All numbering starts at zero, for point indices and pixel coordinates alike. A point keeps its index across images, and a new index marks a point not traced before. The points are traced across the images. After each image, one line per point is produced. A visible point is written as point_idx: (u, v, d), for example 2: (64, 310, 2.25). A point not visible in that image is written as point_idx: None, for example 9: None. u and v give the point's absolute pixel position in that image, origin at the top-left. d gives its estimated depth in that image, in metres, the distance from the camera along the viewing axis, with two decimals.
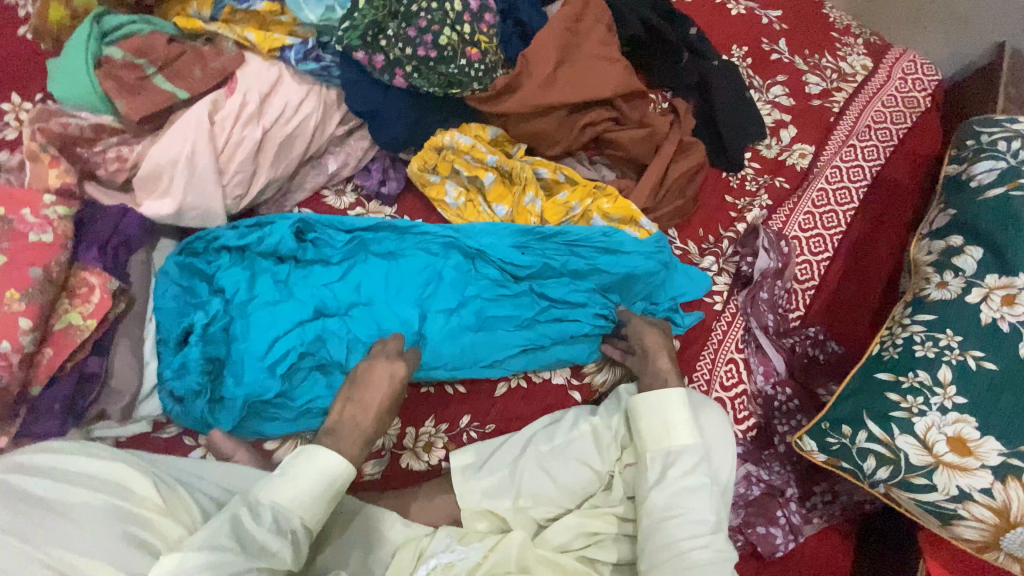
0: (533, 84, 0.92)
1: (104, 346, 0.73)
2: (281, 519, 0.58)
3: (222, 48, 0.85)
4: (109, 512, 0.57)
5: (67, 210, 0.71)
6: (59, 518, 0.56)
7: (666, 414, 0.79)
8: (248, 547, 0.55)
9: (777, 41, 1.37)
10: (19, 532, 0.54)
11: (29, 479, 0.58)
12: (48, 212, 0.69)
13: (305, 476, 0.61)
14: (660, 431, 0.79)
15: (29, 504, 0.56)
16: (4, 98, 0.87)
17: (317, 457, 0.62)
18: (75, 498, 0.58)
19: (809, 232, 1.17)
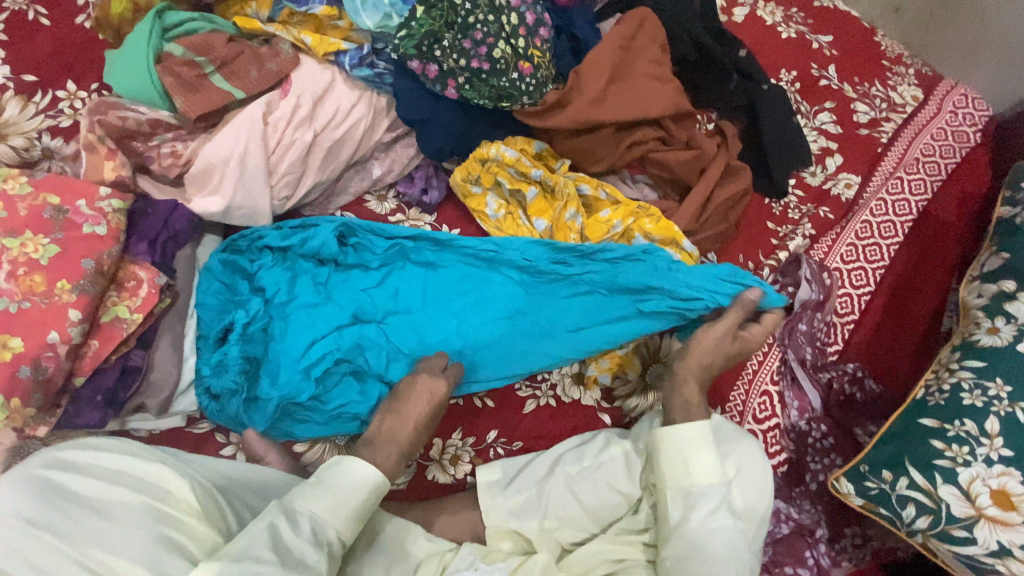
0: (584, 101, 0.91)
1: (148, 340, 0.74)
2: (319, 530, 0.59)
3: (279, 49, 0.86)
4: (143, 512, 0.58)
5: (121, 204, 0.71)
6: (91, 514, 0.56)
7: (689, 453, 0.74)
8: (287, 557, 0.55)
9: (827, 67, 1.35)
10: (52, 526, 0.54)
11: (66, 475, 0.59)
12: (103, 206, 0.69)
13: (340, 486, 0.62)
14: (680, 470, 0.74)
15: (64, 499, 0.57)
16: (60, 86, 0.88)
17: (351, 467, 0.63)
18: (107, 494, 0.58)
19: (851, 264, 1.14)
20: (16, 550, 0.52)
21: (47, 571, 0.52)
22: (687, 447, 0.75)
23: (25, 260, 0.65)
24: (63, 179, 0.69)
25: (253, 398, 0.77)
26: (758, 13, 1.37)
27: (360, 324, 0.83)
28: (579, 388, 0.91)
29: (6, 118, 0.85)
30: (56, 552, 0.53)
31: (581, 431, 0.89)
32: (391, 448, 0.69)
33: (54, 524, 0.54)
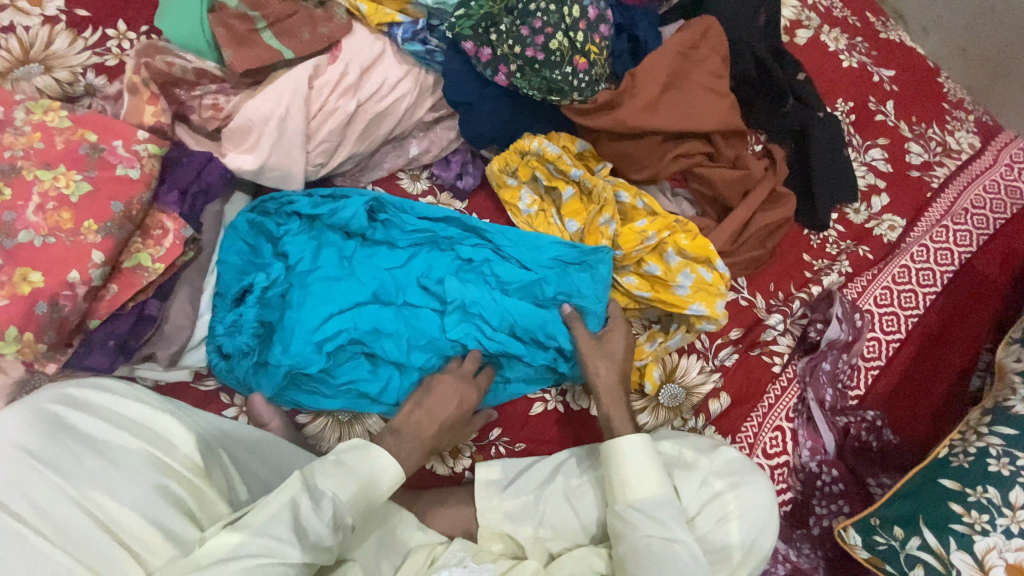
0: (635, 105, 0.88)
1: (166, 290, 0.73)
2: (338, 514, 0.58)
3: (333, 14, 0.83)
4: (148, 462, 0.58)
5: (157, 150, 0.69)
6: (98, 458, 0.56)
7: (619, 469, 0.71)
8: (304, 537, 0.55)
9: (885, 102, 1.30)
10: (58, 465, 0.54)
11: (77, 415, 0.58)
12: (139, 149, 0.68)
13: (359, 473, 0.62)
14: (628, 479, 0.70)
15: (74, 439, 0.57)
16: (109, 24, 0.87)
17: (373, 458, 0.63)
18: (117, 441, 0.58)
19: (884, 308, 1.11)
20: (18, 482, 0.52)
21: (45, 509, 0.52)
22: (620, 463, 0.72)
23: (55, 195, 0.64)
24: (102, 118, 0.68)
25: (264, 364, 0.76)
26: (822, 38, 1.33)
27: (378, 303, 0.82)
28: (588, 398, 0.89)
29: (53, 50, 0.84)
30: (58, 490, 0.53)
31: (586, 441, 0.87)
32: (415, 443, 0.70)
33: (58, 462, 0.54)
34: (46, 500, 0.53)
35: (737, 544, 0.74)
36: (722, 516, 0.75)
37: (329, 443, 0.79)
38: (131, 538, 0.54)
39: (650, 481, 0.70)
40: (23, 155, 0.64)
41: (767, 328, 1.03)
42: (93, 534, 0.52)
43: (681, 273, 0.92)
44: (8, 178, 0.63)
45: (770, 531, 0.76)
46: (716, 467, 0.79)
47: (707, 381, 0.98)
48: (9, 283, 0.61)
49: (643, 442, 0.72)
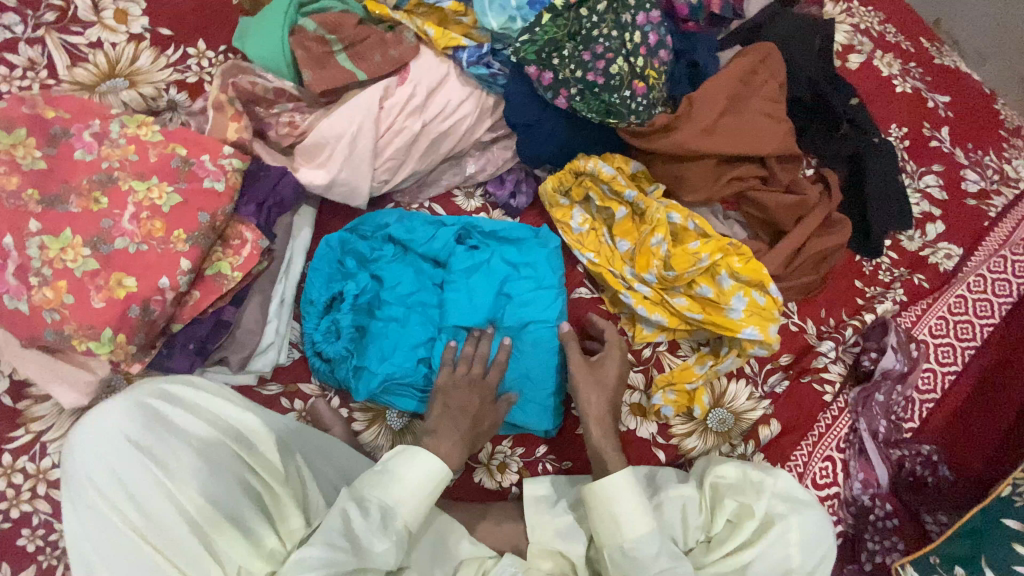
0: (692, 129, 0.89)
1: (240, 297, 0.77)
2: (387, 521, 0.61)
3: (403, 37, 0.87)
4: (231, 461, 0.61)
5: (240, 164, 0.72)
6: (190, 453, 0.59)
7: (614, 506, 0.72)
8: (358, 544, 0.58)
9: (940, 128, 1.28)
10: (155, 457, 0.57)
11: (173, 409, 0.61)
12: (224, 163, 0.71)
13: (409, 477, 0.64)
14: (610, 516, 0.72)
15: (169, 433, 0.59)
16: (191, 43, 0.93)
17: (419, 461, 0.65)
18: (207, 438, 0.61)
19: (939, 339, 1.08)
20: (120, 469, 0.56)
21: (139, 498, 0.55)
22: (609, 502, 0.73)
23: (148, 205, 0.68)
24: (190, 133, 0.72)
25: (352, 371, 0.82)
26: (875, 63, 1.32)
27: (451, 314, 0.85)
28: (636, 418, 0.94)
29: (139, 67, 0.90)
30: (151, 482, 0.56)
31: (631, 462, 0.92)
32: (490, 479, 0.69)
33: (155, 454, 0.57)
34: (140, 490, 0.56)
35: (799, 572, 0.71)
36: (783, 542, 0.72)
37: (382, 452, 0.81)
38: (211, 535, 0.57)
39: (641, 518, 0.71)
40: (120, 166, 0.68)
41: (817, 355, 1.02)
42: (181, 528, 0.56)
43: (735, 296, 0.92)
44: (105, 188, 0.67)
45: (830, 557, 0.73)
46: (780, 490, 0.77)
47: (756, 409, 0.97)
48: (106, 287, 0.64)
49: (626, 477, 0.74)
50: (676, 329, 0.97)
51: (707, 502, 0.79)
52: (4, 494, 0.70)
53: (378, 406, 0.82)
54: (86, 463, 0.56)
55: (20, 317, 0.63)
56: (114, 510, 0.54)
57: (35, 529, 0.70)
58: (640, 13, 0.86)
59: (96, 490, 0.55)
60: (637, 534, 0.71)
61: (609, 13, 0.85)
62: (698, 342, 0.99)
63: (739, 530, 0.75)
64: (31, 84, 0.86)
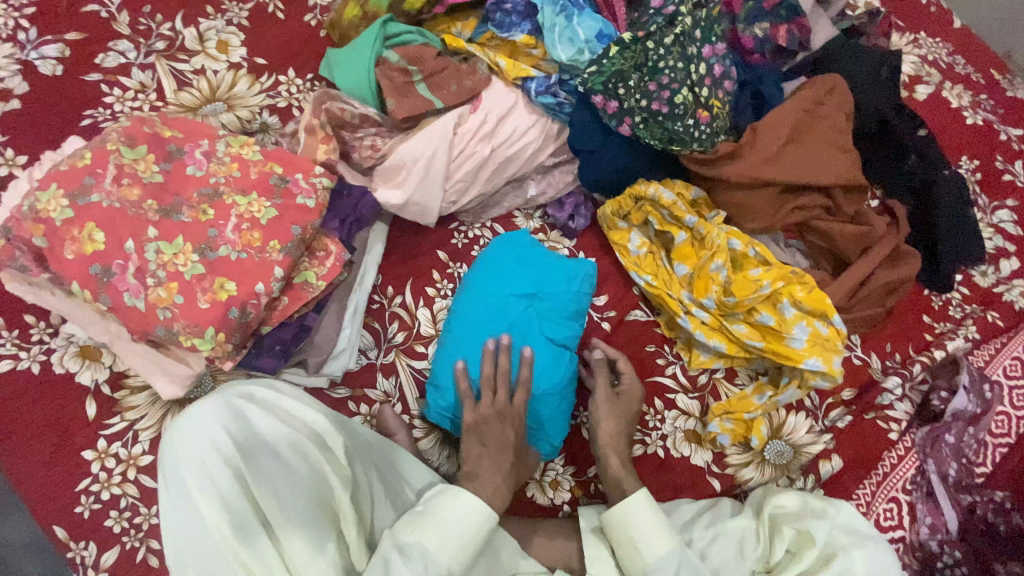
0: (756, 158, 0.90)
1: (321, 304, 0.83)
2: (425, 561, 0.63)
3: (476, 68, 0.93)
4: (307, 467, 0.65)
5: (328, 182, 0.79)
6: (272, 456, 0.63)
7: (629, 534, 0.74)
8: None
9: (1013, 162, 1.24)
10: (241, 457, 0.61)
11: (256, 410, 0.64)
12: (315, 181, 0.78)
13: (447, 521, 0.66)
14: (635, 546, 0.73)
15: (252, 434, 0.63)
16: (282, 72, 1.02)
17: (454, 504, 0.67)
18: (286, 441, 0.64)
19: (1014, 380, 1.03)
20: (209, 481, 0.59)
21: (223, 496, 0.59)
22: (627, 523, 0.74)
23: (249, 217, 0.74)
24: (287, 154, 0.79)
25: (418, 376, 0.88)
26: (943, 94, 1.29)
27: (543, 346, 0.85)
28: (690, 446, 0.93)
29: (236, 92, 0.99)
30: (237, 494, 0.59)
31: (687, 489, 0.91)
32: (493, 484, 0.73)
33: (239, 465, 0.61)
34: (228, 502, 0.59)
35: None
36: None
37: (439, 460, 0.86)
38: (297, 540, 0.62)
39: (659, 540, 0.73)
40: (225, 182, 0.75)
41: (882, 391, 0.99)
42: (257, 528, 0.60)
43: (797, 325, 0.91)
44: (212, 201, 0.74)
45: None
46: (841, 523, 0.77)
47: (817, 442, 0.95)
48: (210, 290, 0.71)
49: (642, 497, 0.76)
50: (734, 357, 0.96)
51: (766, 534, 0.78)
52: (97, 475, 0.76)
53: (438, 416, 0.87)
54: (175, 477, 0.59)
55: (135, 314, 0.70)
56: (202, 505, 0.58)
57: (123, 511, 0.76)
58: (706, 45, 0.88)
59: (186, 482, 0.59)
60: (658, 559, 0.72)
61: (677, 45, 0.87)
62: (756, 371, 0.98)
63: (799, 558, 0.74)
64: (142, 104, 0.96)
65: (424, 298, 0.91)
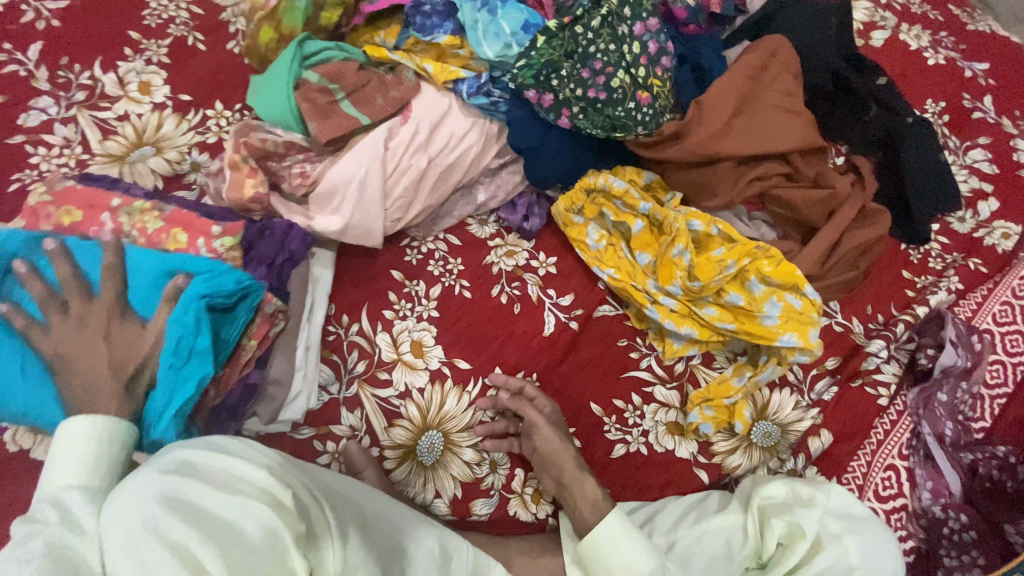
0: (704, 134, 0.85)
1: (264, 358, 0.80)
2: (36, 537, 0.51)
3: (403, 77, 0.89)
4: (265, 517, 0.58)
5: (231, 241, 0.80)
6: (210, 519, 0.55)
7: (608, 561, 0.75)
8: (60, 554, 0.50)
9: (981, 98, 1.19)
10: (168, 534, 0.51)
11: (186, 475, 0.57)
12: (217, 245, 0.79)
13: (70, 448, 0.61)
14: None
15: (179, 503, 0.54)
16: (209, 105, 0.98)
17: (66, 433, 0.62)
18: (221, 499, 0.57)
19: (1006, 327, 1.00)
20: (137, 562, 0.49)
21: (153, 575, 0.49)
22: (603, 554, 0.75)
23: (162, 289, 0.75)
24: (187, 216, 0.81)
25: (384, 405, 0.84)
26: (901, 37, 1.24)
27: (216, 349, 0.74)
28: (673, 438, 0.89)
29: (163, 133, 0.95)
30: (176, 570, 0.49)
31: (674, 485, 0.87)
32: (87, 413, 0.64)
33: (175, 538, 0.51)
34: None
35: None
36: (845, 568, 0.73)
37: (416, 488, 0.83)
38: None
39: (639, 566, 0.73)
40: None
41: (867, 356, 0.95)
42: None
43: (768, 302, 0.88)
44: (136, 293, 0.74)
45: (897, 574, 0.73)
46: (834, 507, 0.77)
47: (804, 419, 0.91)
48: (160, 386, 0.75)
49: (620, 519, 0.75)
50: (707, 341, 0.93)
51: (755, 526, 0.79)
52: None
53: (407, 442, 0.83)
54: None
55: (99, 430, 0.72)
56: None
57: None
58: (636, 23, 0.84)
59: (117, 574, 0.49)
60: None
61: (605, 27, 0.84)
62: (733, 352, 0.95)
63: (792, 552, 0.76)
64: (68, 160, 0.92)
65: (381, 322, 0.88)
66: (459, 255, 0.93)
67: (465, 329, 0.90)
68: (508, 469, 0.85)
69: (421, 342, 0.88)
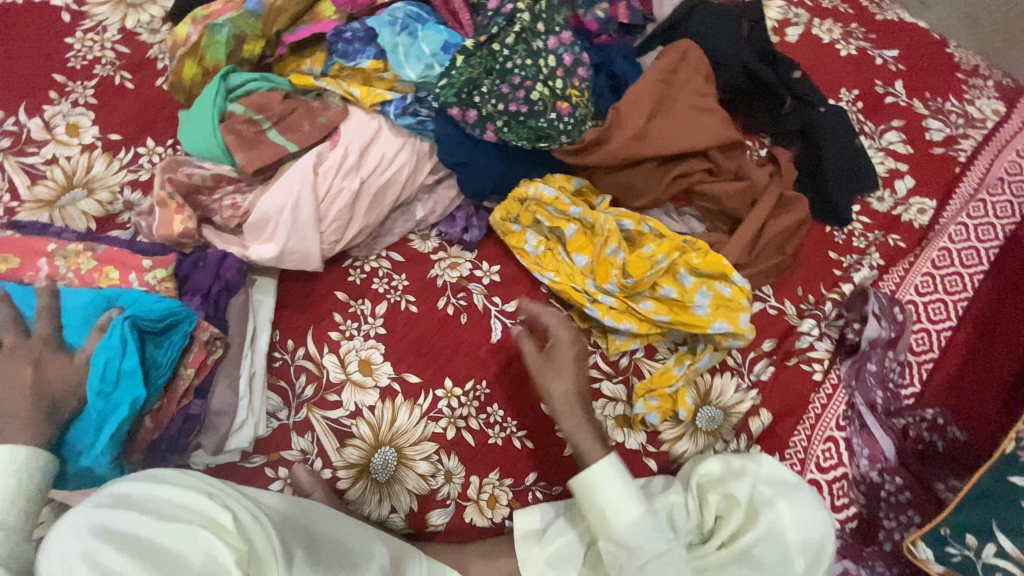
0: (624, 137, 0.89)
1: (203, 388, 0.81)
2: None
3: (329, 103, 0.91)
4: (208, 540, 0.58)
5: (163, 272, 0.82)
6: (149, 547, 0.55)
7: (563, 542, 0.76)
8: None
9: (892, 83, 1.27)
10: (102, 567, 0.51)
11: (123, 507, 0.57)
12: (149, 277, 0.81)
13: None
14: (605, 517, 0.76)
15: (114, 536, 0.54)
16: (140, 143, 0.98)
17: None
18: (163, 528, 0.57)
19: (927, 296, 1.06)
20: None
21: None
22: (593, 494, 0.77)
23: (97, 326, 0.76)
24: (117, 253, 0.83)
25: (336, 426, 0.85)
26: (813, 32, 1.31)
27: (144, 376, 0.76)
28: (622, 431, 0.92)
29: (94, 174, 0.95)
30: None
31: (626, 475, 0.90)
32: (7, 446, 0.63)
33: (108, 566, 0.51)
34: None
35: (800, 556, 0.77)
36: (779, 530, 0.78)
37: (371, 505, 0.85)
38: None
39: (626, 511, 0.75)
40: None
41: (800, 335, 1.00)
42: None
43: (698, 292, 0.93)
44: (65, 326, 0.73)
45: (827, 534, 0.78)
46: (764, 474, 0.82)
47: (745, 400, 0.95)
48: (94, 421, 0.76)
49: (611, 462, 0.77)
50: (648, 334, 0.96)
51: (696, 503, 0.82)
52: None
53: (361, 460, 0.85)
54: None
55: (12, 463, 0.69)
56: None
57: None
58: (550, 37, 0.88)
59: None
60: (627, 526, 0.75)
61: (520, 43, 0.87)
62: (675, 342, 0.98)
63: (729, 521, 0.79)
64: None
65: (327, 344, 0.89)
66: (402, 271, 0.95)
67: (412, 344, 0.91)
68: (463, 477, 0.85)
69: (369, 360, 0.89)
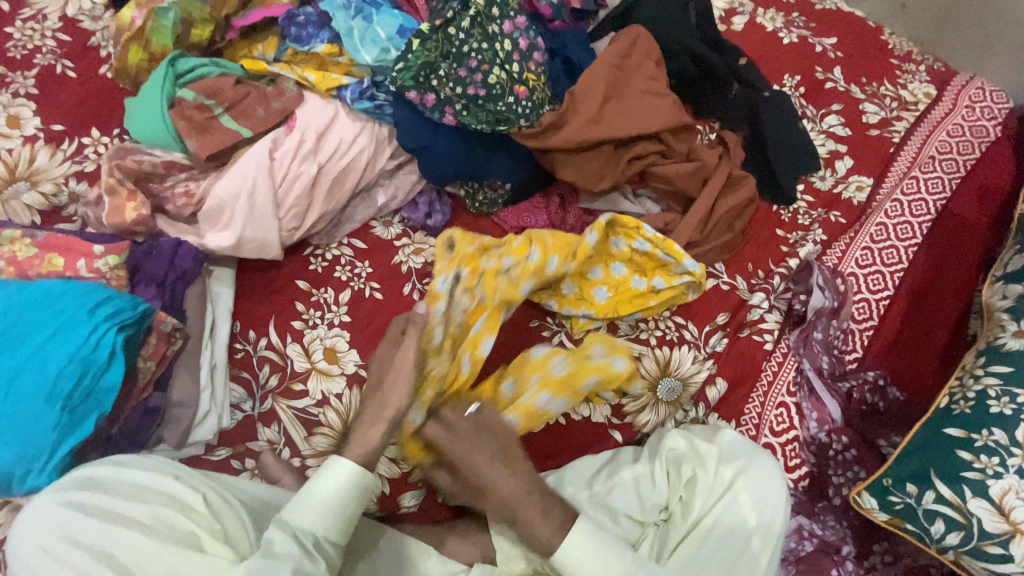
0: (580, 121, 0.91)
1: (164, 380, 0.79)
2: None
3: (284, 87, 0.90)
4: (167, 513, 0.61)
5: (116, 259, 0.79)
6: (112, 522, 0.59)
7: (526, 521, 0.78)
8: None
9: (832, 70, 1.34)
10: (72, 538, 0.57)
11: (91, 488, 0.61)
12: (100, 265, 0.78)
13: None
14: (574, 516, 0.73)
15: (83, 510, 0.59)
16: (84, 132, 0.94)
17: None
18: (125, 504, 0.60)
19: (867, 268, 1.12)
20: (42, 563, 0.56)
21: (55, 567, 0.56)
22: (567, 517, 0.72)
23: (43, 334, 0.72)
24: (63, 239, 0.79)
25: (303, 416, 0.85)
26: (758, 20, 1.37)
27: (88, 395, 0.70)
28: (588, 406, 0.95)
29: (36, 166, 0.90)
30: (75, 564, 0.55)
31: (592, 447, 0.93)
32: None
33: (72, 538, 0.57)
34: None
35: (753, 525, 0.81)
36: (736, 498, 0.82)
37: None
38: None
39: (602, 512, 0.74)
40: None
41: (751, 308, 1.05)
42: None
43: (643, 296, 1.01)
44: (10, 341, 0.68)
45: (780, 508, 0.82)
46: (726, 449, 0.85)
47: (701, 370, 0.99)
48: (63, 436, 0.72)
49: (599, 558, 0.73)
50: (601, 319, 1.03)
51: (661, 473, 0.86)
52: None
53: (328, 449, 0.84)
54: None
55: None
56: None
57: None
58: (506, 22, 0.89)
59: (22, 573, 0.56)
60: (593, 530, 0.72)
61: (475, 27, 0.88)
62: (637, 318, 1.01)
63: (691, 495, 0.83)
64: None
65: (291, 333, 0.88)
66: (366, 258, 0.95)
67: (377, 330, 0.91)
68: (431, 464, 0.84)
69: (334, 348, 0.88)
